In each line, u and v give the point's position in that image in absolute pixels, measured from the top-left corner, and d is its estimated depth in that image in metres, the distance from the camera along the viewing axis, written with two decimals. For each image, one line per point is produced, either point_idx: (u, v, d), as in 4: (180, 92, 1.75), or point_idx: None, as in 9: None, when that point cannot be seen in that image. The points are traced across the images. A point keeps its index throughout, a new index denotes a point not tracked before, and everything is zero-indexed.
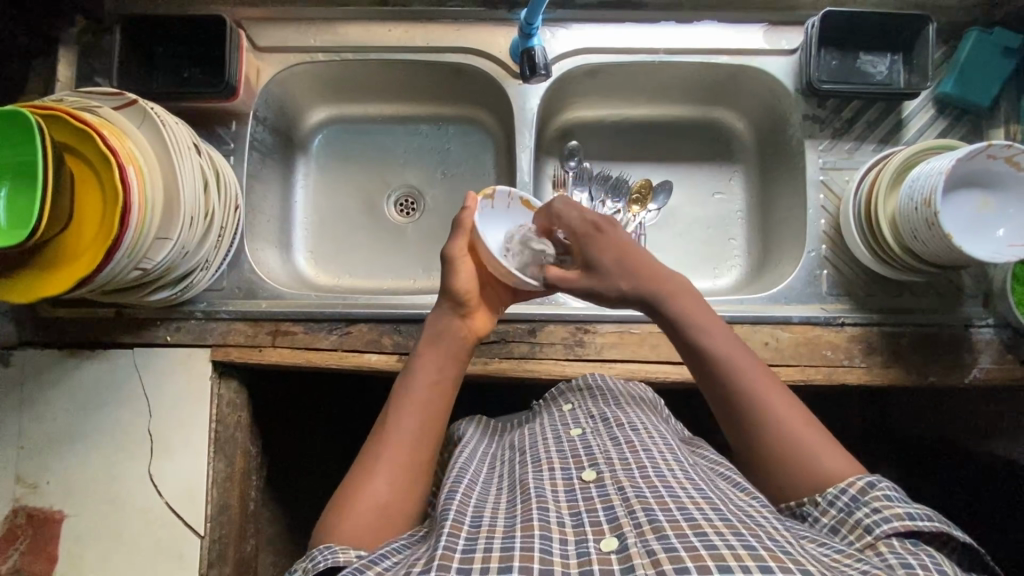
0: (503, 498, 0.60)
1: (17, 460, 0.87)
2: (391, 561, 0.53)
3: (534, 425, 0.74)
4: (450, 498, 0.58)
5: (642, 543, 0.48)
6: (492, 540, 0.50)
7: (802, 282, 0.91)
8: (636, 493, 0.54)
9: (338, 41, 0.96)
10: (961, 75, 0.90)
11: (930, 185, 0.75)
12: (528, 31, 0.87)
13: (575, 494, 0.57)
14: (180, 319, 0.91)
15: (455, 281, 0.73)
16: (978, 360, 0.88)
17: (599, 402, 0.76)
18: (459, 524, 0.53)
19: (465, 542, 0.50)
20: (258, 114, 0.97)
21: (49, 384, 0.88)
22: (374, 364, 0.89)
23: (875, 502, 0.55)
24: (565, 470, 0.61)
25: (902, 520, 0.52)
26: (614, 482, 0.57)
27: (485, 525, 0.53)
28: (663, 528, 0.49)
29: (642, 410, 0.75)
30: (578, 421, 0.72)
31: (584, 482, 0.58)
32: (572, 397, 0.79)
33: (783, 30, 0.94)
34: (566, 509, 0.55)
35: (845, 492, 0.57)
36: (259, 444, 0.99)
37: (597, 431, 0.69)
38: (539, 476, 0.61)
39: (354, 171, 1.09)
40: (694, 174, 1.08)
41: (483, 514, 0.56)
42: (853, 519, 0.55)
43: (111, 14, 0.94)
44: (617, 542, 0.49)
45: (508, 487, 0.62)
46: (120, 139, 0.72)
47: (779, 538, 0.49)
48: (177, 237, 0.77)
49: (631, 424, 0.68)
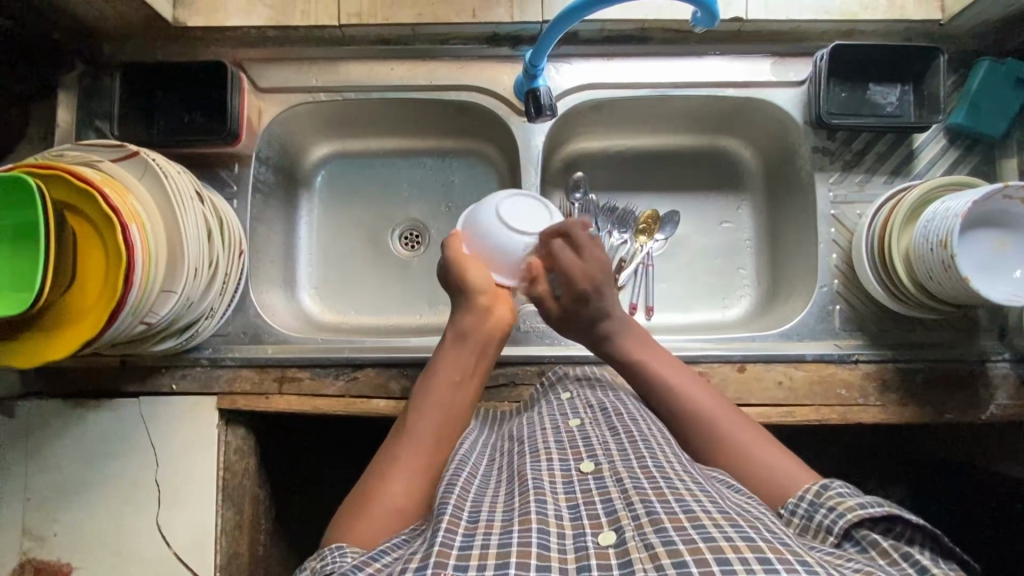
0: (502, 491, 0.56)
1: (23, 513, 0.86)
2: (390, 557, 0.51)
3: (532, 415, 0.71)
4: (449, 491, 0.54)
5: (640, 537, 0.45)
6: (489, 535, 0.47)
7: (814, 318, 0.90)
8: (634, 484, 0.52)
9: (339, 80, 0.95)
10: (972, 106, 0.89)
11: (945, 228, 0.73)
12: (532, 72, 0.85)
13: (573, 486, 0.54)
14: (186, 366, 0.90)
15: (474, 275, 0.74)
16: (995, 395, 0.86)
17: (597, 392, 0.72)
18: (457, 519, 0.50)
19: (462, 538, 0.47)
20: (260, 154, 0.95)
21: (54, 435, 0.87)
22: (381, 409, 0.88)
23: (830, 501, 0.53)
24: (563, 461, 0.57)
25: (855, 512, 0.51)
26: (613, 473, 0.54)
27: (482, 520, 0.50)
28: (662, 520, 0.46)
29: (639, 399, 0.71)
30: (576, 411, 0.68)
31: (583, 474, 0.55)
32: (570, 385, 0.76)
33: (791, 62, 0.92)
34: (564, 502, 0.52)
35: (802, 497, 0.55)
36: (267, 490, 0.98)
37: (596, 422, 0.65)
38: (536, 467, 0.57)
39: (356, 206, 1.07)
40: (702, 203, 1.06)
41: (481, 509, 0.52)
42: (815, 523, 0.53)
43: (110, 59, 0.94)
44: (615, 536, 0.46)
45: (507, 479, 0.58)
46: (123, 196, 0.71)
47: (776, 531, 0.47)
48: (182, 289, 0.76)
49: (630, 414, 0.65)
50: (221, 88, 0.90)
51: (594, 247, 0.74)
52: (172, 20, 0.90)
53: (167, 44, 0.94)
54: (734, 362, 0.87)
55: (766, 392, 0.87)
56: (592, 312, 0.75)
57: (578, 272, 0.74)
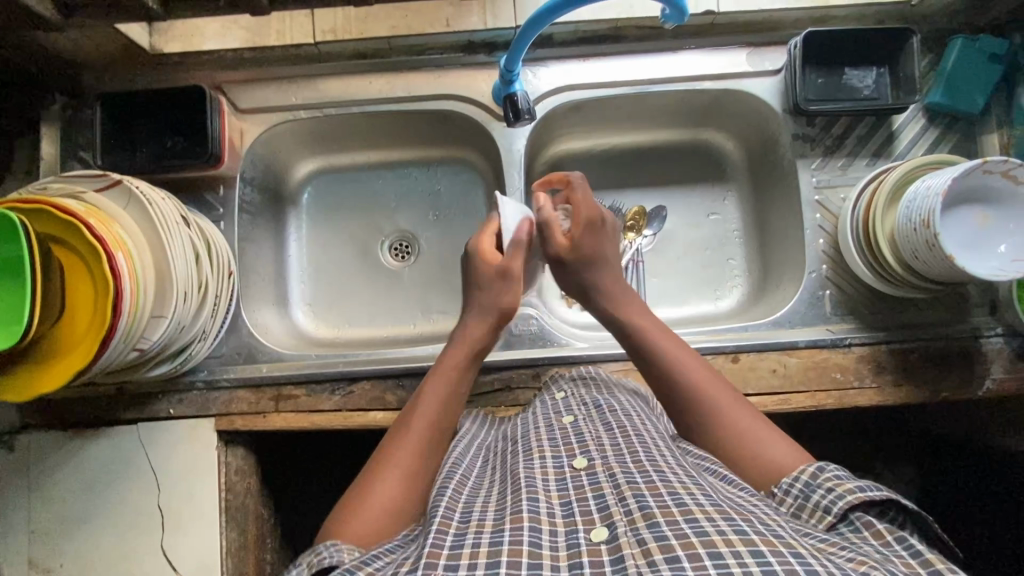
0: (494, 490, 0.56)
1: (28, 546, 0.86)
2: (383, 561, 0.50)
3: (525, 415, 0.71)
4: (441, 495, 0.55)
5: (633, 533, 0.45)
6: (481, 535, 0.47)
7: (805, 304, 0.90)
8: (627, 480, 0.52)
9: (319, 97, 0.95)
10: (949, 85, 0.89)
11: (927, 206, 0.73)
12: (508, 77, 0.85)
13: (566, 482, 0.54)
14: (181, 391, 0.91)
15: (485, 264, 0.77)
16: (990, 370, 0.86)
17: (592, 390, 0.72)
18: (448, 520, 0.50)
19: (454, 538, 0.48)
20: (245, 175, 0.96)
21: (55, 465, 0.88)
22: (379, 421, 0.89)
23: (828, 483, 0.53)
24: (556, 458, 0.58)
25: (854, 493, 0.51)
26: (606, 469, 0.54)
27: (474, 520, 0.50)
28: (654, 515, 0.46)
29: (632, 397, 0.72)
30: (569, 408, 0.68)
31: (576, 470, 0.55)
32: (565, 384, 0.77)
33: (765, 51, 0.93)
34: (557, 499, 0.51)
35: (798, 479, 0.55)
36: (268, 509, 0.98)
37: (590, 418, 0.65)
38: (529, 465, 0.57)
39: (345, 220, 1.08)
40: (686, 196, 1.07)
41: (473, 508, 0.52)
42: (811, 503, 0.53)
43: (89, 90, 0.95)
44: (607, 532, 0.46)
45: (501, 478, 0.58)
46: (109, 225, 0.71)
47: (771, 523, 0.46)
48: (173, 315, 0.77)
49: (623, 410, 0.65)
50: (201, 112, 0.91)
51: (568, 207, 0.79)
52: (149, 48, 0.91)
53: (145, 72, 0.95)
54: (727, 352, 0.88)
55: (762, 381, 0.87)
56: (592, 248, 0.76)
57: (581, 204, 0.77)
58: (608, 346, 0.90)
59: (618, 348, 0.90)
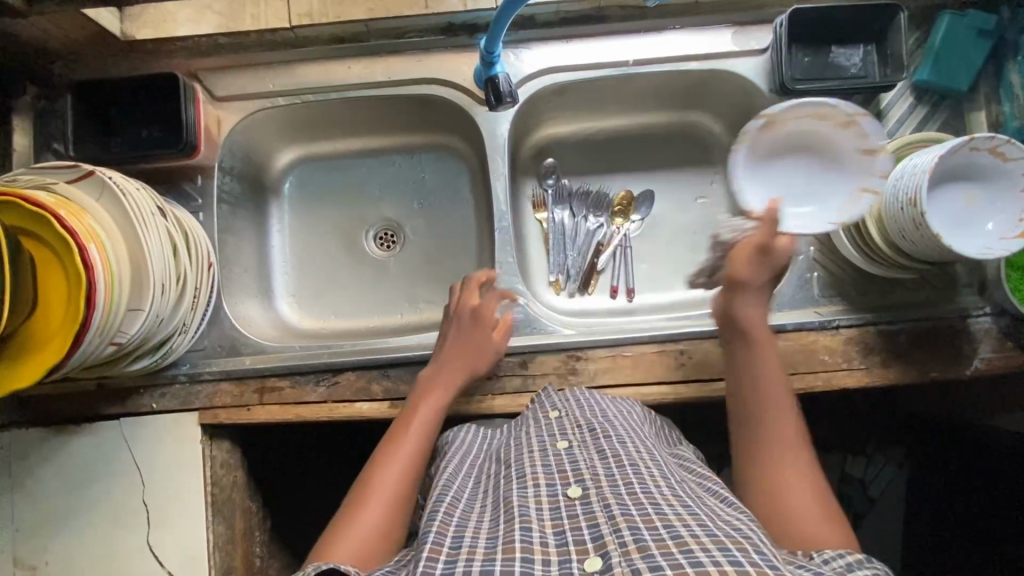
0: (486, 516, 0.55)
1: (14, 543, 0.85)
2: None
3: (519, 434, 0.70)
4: (432, 519, 0.54)
5: (627, 563, 0.44)
6: (472, 563, 0.47)
7: (793, 288, 0.90)
8: (622, 510, 0.50)
9: (296, 83, 0.93)
10: (937, 61, 0.88)
11: (914, 184, 0.73)
12: (489, 59, 0.84)
13: (560, 512, 0.52)
14: (165, 384, 0.90)
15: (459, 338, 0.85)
16: (978, 350, 0.86)
17: (589, 411, 0.70)
18: (439, 547, 0.50)
19: (444, 568, 0.48)
20: (224, 164, 0.94)
21: (38, 463, 0.87)
22: (365, 412, 0.88)
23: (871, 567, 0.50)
24: (551, 486, 0.56)
25: None
26: (601, 498, 0.53)
27: (466, 547, 0.50)
28: (649, 547, 0.45)
29: (627, 420, 0.69)
30: (565, 432, 0.66)
31: (570, 499, 0.54)
32: (558, 401, 0.75)
33: (751, 30, 0.91)
34: (550, 528, 0.51)
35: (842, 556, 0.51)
36: (256, 500, 0.97)
37: (585, 443, 0.63)
38: (523, 493, 0.56)
39: (329, 210, 1.06)
40: (674, 180, 1.05)
41: (465, 534, 0.52)
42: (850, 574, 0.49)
43: (63, 80, 0.92)
44: (601, 562, 0.46)
45: (494, 504, 0.57)
46: (80, 217, 0.69)
47: (767, 552, 0.46)
48: (150, 306, 0.75)
49: (620, 436, 0.63)
50: (176, 101, 0.88)
51: (785, 237, 0.73)
52: (120, 35, 0.89)
53: (118, 59, 0.93)
54: (715, 336, 0.87)
55: None
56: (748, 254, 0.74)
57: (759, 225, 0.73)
58: (594, 333, 0.89)
59: (607, 334, 0.89)
